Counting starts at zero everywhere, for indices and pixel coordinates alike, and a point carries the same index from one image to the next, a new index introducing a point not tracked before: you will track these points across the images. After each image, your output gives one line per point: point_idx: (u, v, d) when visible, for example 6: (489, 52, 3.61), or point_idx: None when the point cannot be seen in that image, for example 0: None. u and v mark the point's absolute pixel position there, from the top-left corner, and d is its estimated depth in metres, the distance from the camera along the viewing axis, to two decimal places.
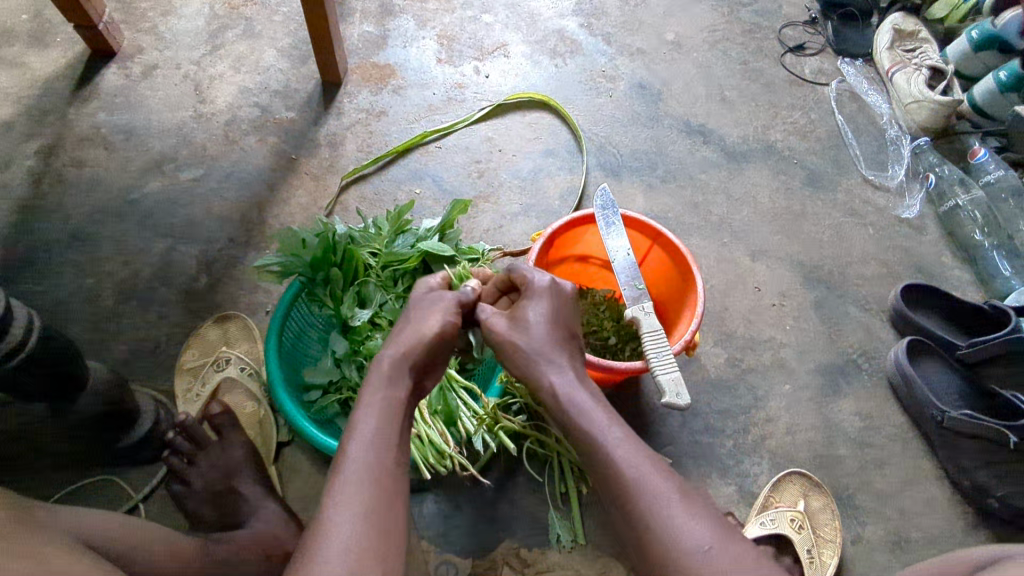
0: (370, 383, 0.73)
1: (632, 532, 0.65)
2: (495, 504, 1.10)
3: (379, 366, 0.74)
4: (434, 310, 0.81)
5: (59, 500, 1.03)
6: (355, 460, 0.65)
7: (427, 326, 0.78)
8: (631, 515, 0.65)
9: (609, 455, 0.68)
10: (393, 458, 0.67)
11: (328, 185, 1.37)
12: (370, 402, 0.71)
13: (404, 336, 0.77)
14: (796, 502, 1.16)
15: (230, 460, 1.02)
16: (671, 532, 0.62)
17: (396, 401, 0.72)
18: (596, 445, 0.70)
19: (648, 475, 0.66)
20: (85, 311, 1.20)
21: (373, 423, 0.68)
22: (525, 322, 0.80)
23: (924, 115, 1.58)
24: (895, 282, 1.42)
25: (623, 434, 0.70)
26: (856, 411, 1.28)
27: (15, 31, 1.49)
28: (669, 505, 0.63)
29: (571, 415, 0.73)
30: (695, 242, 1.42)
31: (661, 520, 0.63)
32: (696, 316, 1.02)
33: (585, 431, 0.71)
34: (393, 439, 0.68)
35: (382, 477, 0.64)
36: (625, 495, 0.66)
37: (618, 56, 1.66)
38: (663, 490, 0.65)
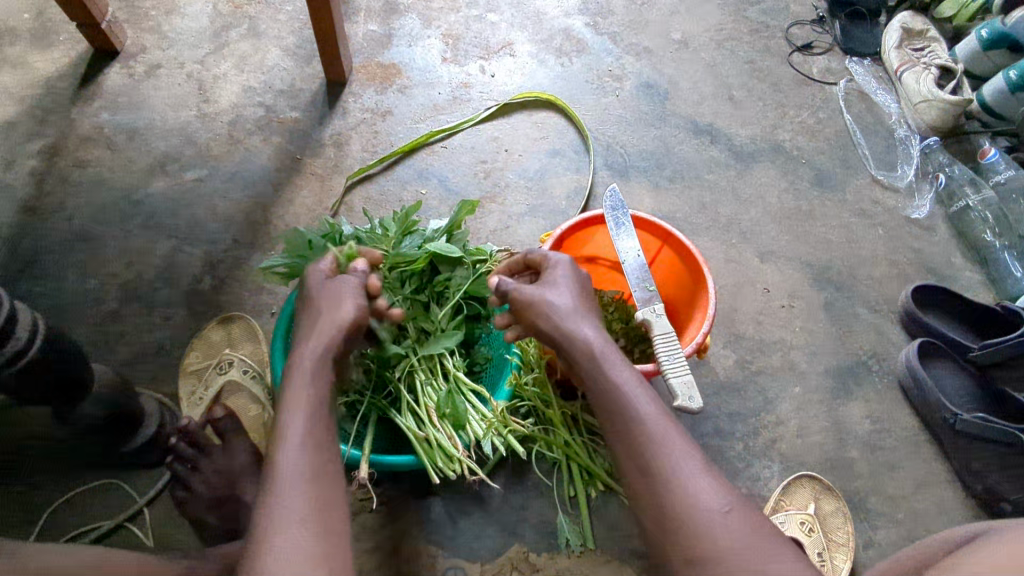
0: (293, 379, 0.72)
1: (647, 489, 0.68)
2: (502, 508, 1.09)
3: (300, 363, 0.73)
4: (346, 300, 0.81)
5: (64, 504, 1.02)
6: (289, 463, 0.64)
7: (343, 316, 0.79)
8: (651, 474, 0.68)
9: (633, 413, 0.72)
10: (326, 454, 0.67)
11: (333, 185, 1.36)
12: (297, 398, 0.70)
13: (321, 329, 0.77)
14: (807, 504, 1.15)
15: (236, 464, 1.01)
16: (690, 493, 0.66)
17: (324, 393, 0.72)
18: (618, 401, 0.74)
19: (669, 434, 0.70)
20: (88, 313, 1.19)
21: (303, 423, 0.68)
22: (554, 285, 0.86)
23: (933, 115, 1.57)
24: (905, 283, 1.41)
25: (646, 394, 0.74)
26: (866, 414, 1.27)
27: (17, 30, 1.48)
28: (688, 467, 0.68)
29: (592, 373, 0.77)
30: (703, 242, 1.41)
31: (679, 479, 0.67)
32: (708, 318, 1.01)
33: (608, 389, 0.75)
34: (324, 436, 0.69)
35: (322, 475, 0.65)
36: (644, 452, 0.70)
37: (625, 55, 1.65)
38: (683, 451, 0.69)
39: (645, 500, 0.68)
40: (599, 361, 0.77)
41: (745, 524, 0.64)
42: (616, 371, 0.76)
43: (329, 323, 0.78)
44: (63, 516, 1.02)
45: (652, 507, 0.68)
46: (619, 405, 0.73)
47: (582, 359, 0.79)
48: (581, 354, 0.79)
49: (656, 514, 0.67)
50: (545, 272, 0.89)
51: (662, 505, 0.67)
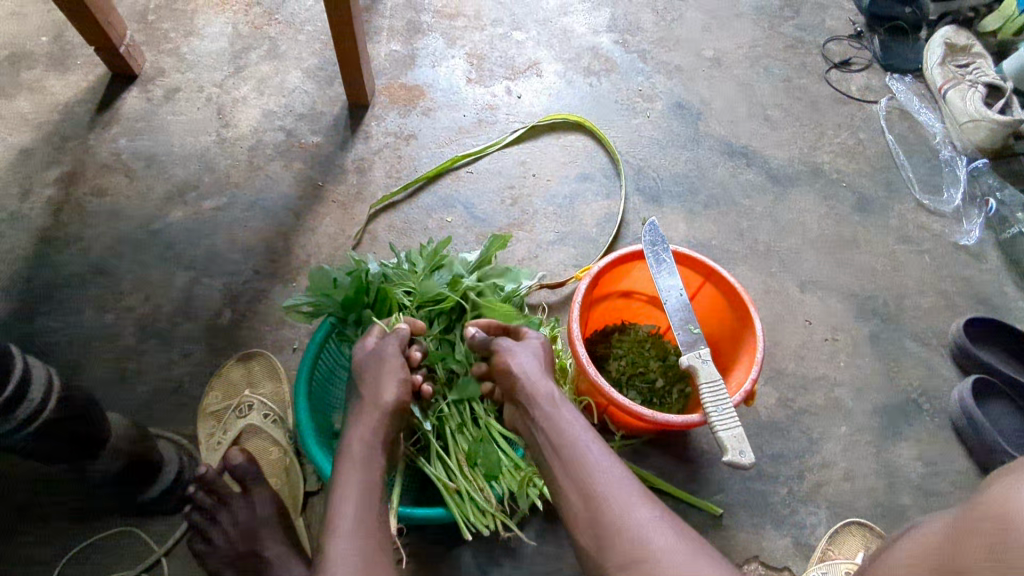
0: (343, 470, 0.72)
1: (587, 514, 0.71)
2: (535, 559, 1.04)
3: (349, 454, 0.74)
4: (394, 379, 0.81)
5: (76, 556, 0.97)
6: (345, 552, 0.64)
7: (386, 400, 0.80)
8: (587, 495, 0.71)
9: (573, 444, 0.76)
10: (377, 543, 0.67)
11: (356, 214, 1.31)
12: (347, 483, 0.71)
13: (370, 419, 0.78)
14: (856, 553, 1.09)
15: (256, 516, 0.96)
16: (626, 510, 0.69)
17: (374, 478, 0.72)
18: (558, 433, 0.78)
19: (606, 460, 0.74)
20: (104, 350, 1.15)
21: (354, 508, 0.68)
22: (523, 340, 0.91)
23: (981, 135, 1.49)
24: (955, 315, 1.34)
25: (583, 425, 0.79)
26: (918, 455, 1.20)
27: (34, 54, 1.45)
28: (619, 484, 0.71)
29: (536, 410, 0.81)
30: (740, 271, 1.35)
31: (614, 497, 0.70)
32: (756, 363, 0.95)
33: (549, 424, 0.79)
34: (373, 521, 0.68)
35: (376, 564, 0.65)
36: (581, 476, 0.73)
37: (655, 74, 1.59)
38: (615, 473, 0.73)
39: (585, 526, 0.71)
40: (545, 398, 0.82)
41: (678, 535, 0.67)
42: (560, 406, 0.81)
43: (375, 410, 0.79)
44: (75, 568, 0.97)
45: (591, 531, 0.70)
46: (559, 437, 0.77)
47: (529, 397, 0.83)
48: (527, 392, 0.83)
49: (597, 536, 0.69)
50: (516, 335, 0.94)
51: (601, 524, 0.69)
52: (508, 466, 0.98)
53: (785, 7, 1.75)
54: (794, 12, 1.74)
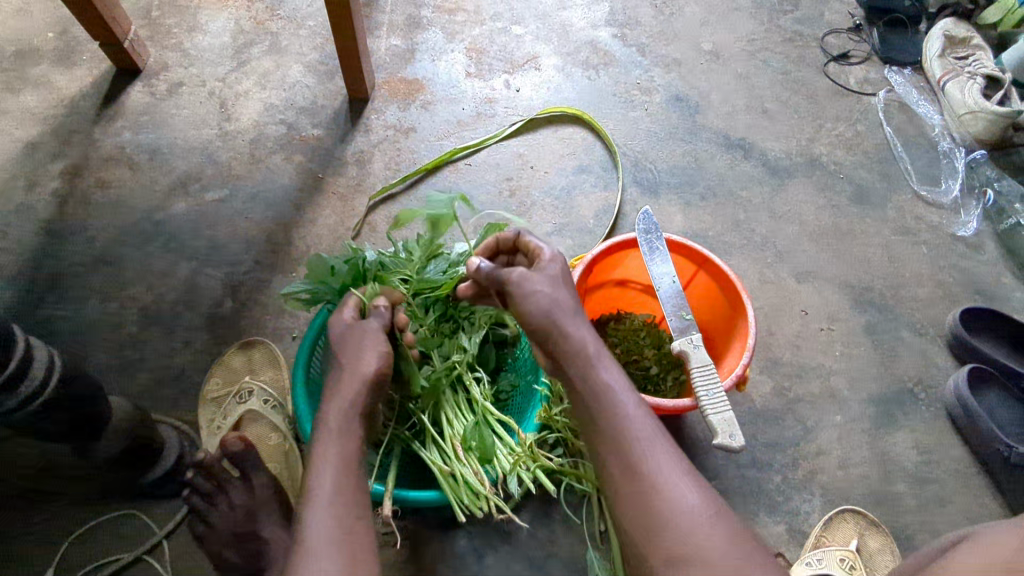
0: (320, 439, 0.72)
1: (632, 492, 0.69)
2: (529, 544, 1.05)
3: (327, 422, 0.74)
4: (371, 349, 0.80)
5: (78, 539, 0.99)
6: (321, 522, 0.64)
7: (366, 369, 0.78)
8: (635, 474, 0.70)
9: (620, 418, 0.73)
10: (356, 512, 0.66)
11: (355, 205, 1.33)
12: (324, 454, 0.70)
13: (347, 384, 0.77)
14: (849, 540, 1.09)
15: (255, 499, 0.98)
16: (674, 498, 0.67)
17: (351, 448, 0.72)
18: (605, 401, 0.75)
19: (654, 438, 0.72)
20: (107, 338, 1.17)
21: (331, 478, 0.68)
22: (545, 279, 0.83)
23: (979, 127, 1.49)
24: (952, 305, 1.34)
25: (631, 394, 0.76)
26: (913, 444, 1.20)
27: (41, 50, 1.47)
28: (669, 470, 0.69)
29: (579, 370, 0.78)
30: (737, 262, 1.36)
31: (663, 482, 0.68)
32: (748, 349, 0.96)
33: (595, 388, 0.76)
34: (352, 490, 0.68)
35: (354, 533, 0.64)
36: (629, 454, 0.71)
37: (654, 67, 1.60)
38: (666, 456, 0.71)
39: (627, 505, 0.70)
40: (591, 359, 0.78)
41: (726, 531, 0.65)
42: (606, 371, 0.77)
43: (351, 377, 0.77)
44: (77, 550, 0.99)
45: (635, 511, 0.69)
46: (605, 406, 0.74)
47: (571, 355, 0.78)
48: (571, 351, 0.78)
49: (642, 517, 0.68)
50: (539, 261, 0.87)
51: (648, 506, 0.68)
52: (502, 450, 0.99)
53: (784, 1, 1.75)
54: (793, 5, 1.74)
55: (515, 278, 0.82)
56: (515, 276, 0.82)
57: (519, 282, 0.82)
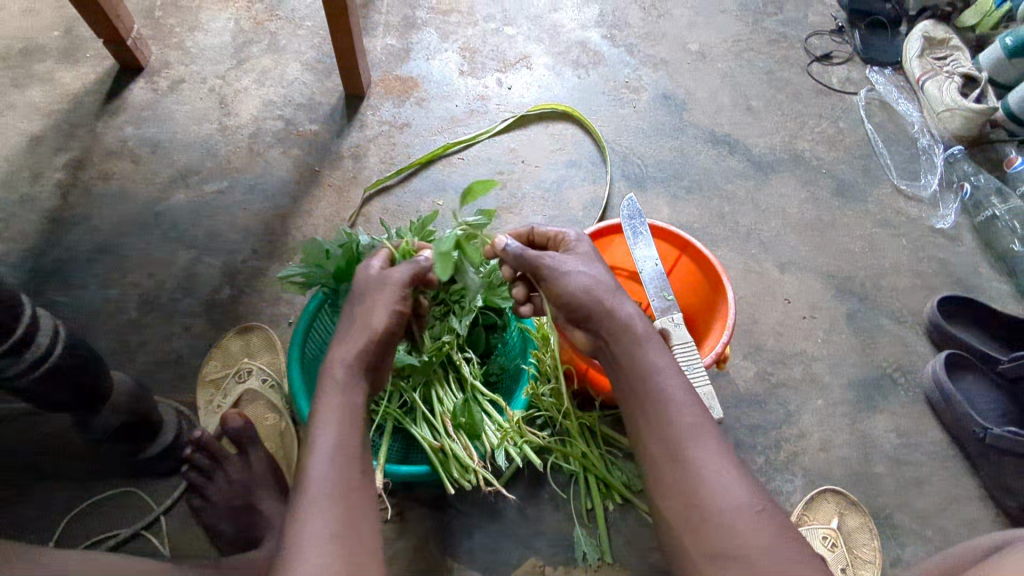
0: (325, 391, 0.73)
1: (677, 477, 0.69)
2: (518, 523, 1.08)
3: (332, 373, 0.74)
4: (381, 305, 0.80)
5: (78, 515, 1.02)
6: (321, 475, 0.66)
7: (374, 324, 0.78)
8: (681, 461, 0.69)
9: (669, 403, 0.73)
10: (358, 466, 0.69)
11: (350, 197, 1.37)
12: (329, 406, 0.71)
13: (355, 337, 0.77)
14: (830, 519, 1.12)
15: (251, 475, 1.01)
16: (718, 489, 0.67)
17: (355, 405, 0.73)
18: (650, 384, 0.74)
19: (699, 424, 0.71)
20: (109, 323, 1.20)
21: (334, 435, 0.69)
22: (580, 260, 0.84)
23: (957, 124, 1.54)
24: (930, 294, 1.38)
25: (677, 378, 0.75)
26: (892, 427, 1.23)
27: (46, 48, 1.52)
28: (715, 461, 0.69)
29: (626, 350, 0.77)
30: (721, 252, 1.39)
31: (708, 472, 0.68)
32: (727, 328, 1.00)
33: (641, 368, 0.76)
34: (353, 444, 0.70)
35: (354, 487, 0.67)
36: (676, 439, 0.70)
37: (642, 67, 1.65)
38: (712, 446, 0.70)
39: (672, 489, 0.69)
40: (639, 338, 0.77)
41: (772, 526, 0.64)
42: (651, 352, 0.77)
43: (361, 329, 0.77)
44: (77, 526, 1.02)
45: (680, 496, 0.68)
46: (652, 388, 0.74)
47: (618, 334, 0.78)
48: (619, 331, 0.78)
49: (686, 503, 0.68)
50: (564, 246, 0.89)
51: (692, 493, 0.67)
52: (490, 426, 1.02)
53: (768, 3, 1.81)
54: (777, 9, 1.80)
55: (549, 262, 0.82)
56: (548, 261, 0.82)
57: (555, 265, 0.82)
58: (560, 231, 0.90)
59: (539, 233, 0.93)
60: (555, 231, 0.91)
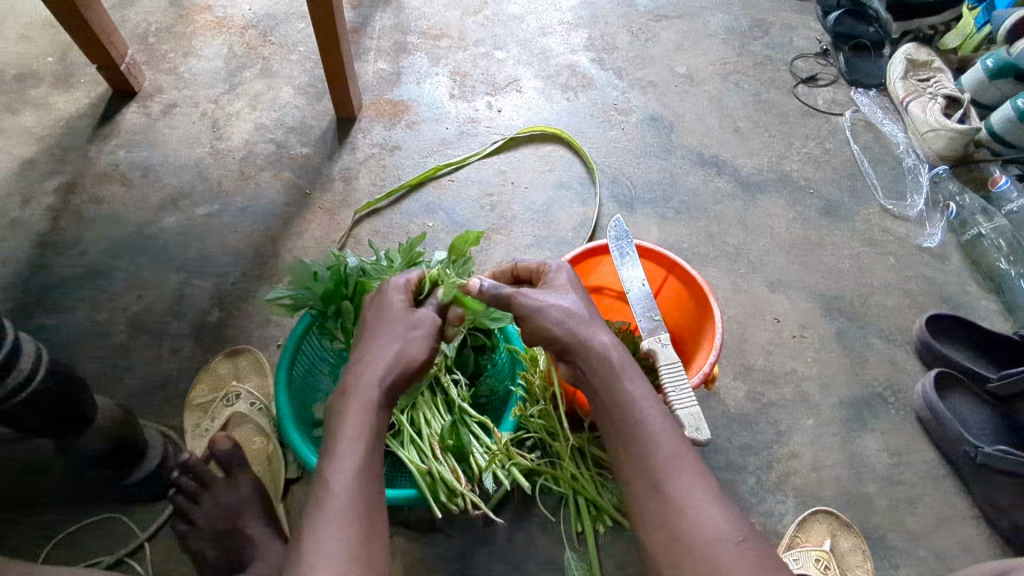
0: (350, 407, 0.71)
1: (658, 511, 0.68)
2: (508, 546, 1.06)
3: (364, 389, 0.72)
4: (422, 335, 0.79)
5: (61, 541, 1.01)
6: (342, 495, 0.65)
7: (414, 351, 0.77)
8: (662, 494, 0.69)
9: (650, 434, 0.72)
10: (377, 488, 0.68)
11: (340, 219, 1.37)
12: (355, 423, 0.70)
13: (388, 352, 0.76)
14: (823, 540, 1.10)
15: (238, 500, 1.00)
16: (700, 520, 0.66)
17: (382, 424, 0.72)
18: (630, 415, 0.74)
19: (680, 456, 0.71)
20: (96, 346, 1.20)
21: (359, 453, 0.68)
22: (553, 294, 0.84)
23: (941, 144, 1.57)
24: (919, 313, 1.39)
25: (657, 409, 0.75)
26: (883, 447, 1.23)
27: (40, 73, 1.53)
28: (698, 493, 0.68)
29: (604, 381, 0.77)
30: (711, 272, 1.40)
31: (690, 505, 0.67)
32: (714, 348, 1.00)
33: (619, 401, 0.75)
34: (374, 465, 0.69)
35: (373, 510, 0.66)
36: (657, 472, 0.70)
37: (630, 90, 1.67)
38: (694, 478, 0.69)
39: (656, 523, 0.68)
40: (617, 370, 0.77)
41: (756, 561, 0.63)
42: (631, 383, 0.76)
43: (396, 351, 0.76)
44: (60, 553, 1.01)
45: (663, 529, 0.67)
46: (631, 421, 0.74)
47: (596, 365, 0.78)
48: (596, 362, 0.78)
49: (669, 536, 0.67)
50: (545, 276, 0.89)
51: (674, 526, 0.66)
52: (479, 448, 1.02)
53: (754, 28, 1.84)
54: (763, 33, 1.83)
55: (522, 300, 0.83)
56: (522, 296, 0.83)
57: (531, 302, 0.82)
58: (541, 263, 0.91)
59: (523, 267, 0.93)
60: (538, 262, 0.92)
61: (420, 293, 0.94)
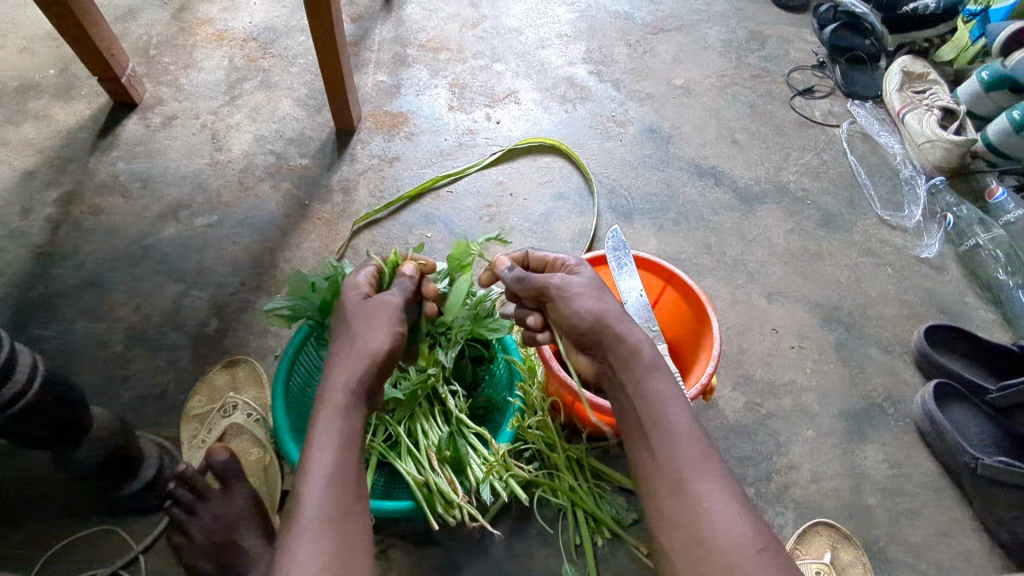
0: (320, 416, 0.72)
1: (681, 511, 0.69)
2: (506, 558, 1.06)
3: (331, 396, 0.74)
4: (383, 330, 0.80)
5: (54, 555, 1.00)
6: (315, 503, 0.65)
7: (374, 348, 0.78)
8: (685, 494, 0.69)
9: (678, 436, 0.73)
10: (353, 494, 0.68)
11: (339, 230, 1.38)
12: (324, 432, 0.71)
13: (349, 356, 0.77)
14: (823, 552, 1.09)
15: (234, 511, 0.99)
16: (720, 523, 0.66)
17: (353, 427, 0.73)
18: (657, 413, 0.75)
19: (705, 457, 0.71)
20: (93, 357, 1.20)
21: (331, 457, 0.69)
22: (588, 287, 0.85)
23: (937, 155, 1.58)
24: (917, 324, 1.38)
25: (683, 409, 0.75)
26: (883, 458, 1.22)
27: (42, 85, 1.54)
28: (718, 495, 0.68)
29: (634, 377, 0.78)
30: (709, 283, 1.40)
31: (711, 508, 0.67)
32: (713, 358, 0.99)
33: (649, 399, 0.76)
34: (350, 472, 0.69)
35: (349, 517, 0.66)
36: (682, 471, 0.71)
37: (628, 101, 1.68)
38: (714, 479, 0.70)
39: (678, 521, 0.69)
40: (649, 368, 0.78)
41: (772, 566, 0.63)
42: (661, 382, 0.77)
43: (357, 354, 0.77)
44: (53, 566, 1.00)
45: (684, 528, 0.68)
46: (659, 417, 0.74)
47: (628, 361, 0.79)
48: (628, 357, 0.79)
49: (688, 535, 0.67)
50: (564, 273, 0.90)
51: (696, 526, 0.67)
52: (476, 459, 1.02)
53: (751, 40, 1.86)
54: (760, 45, 1.85)
55: (556, 288, 0.85)
56: (553, 282, 0.85)
57: (561, 289, 0.84)
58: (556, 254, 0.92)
59: (536, 257, 0.93)
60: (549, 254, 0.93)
61: (381, 285, 0.94)
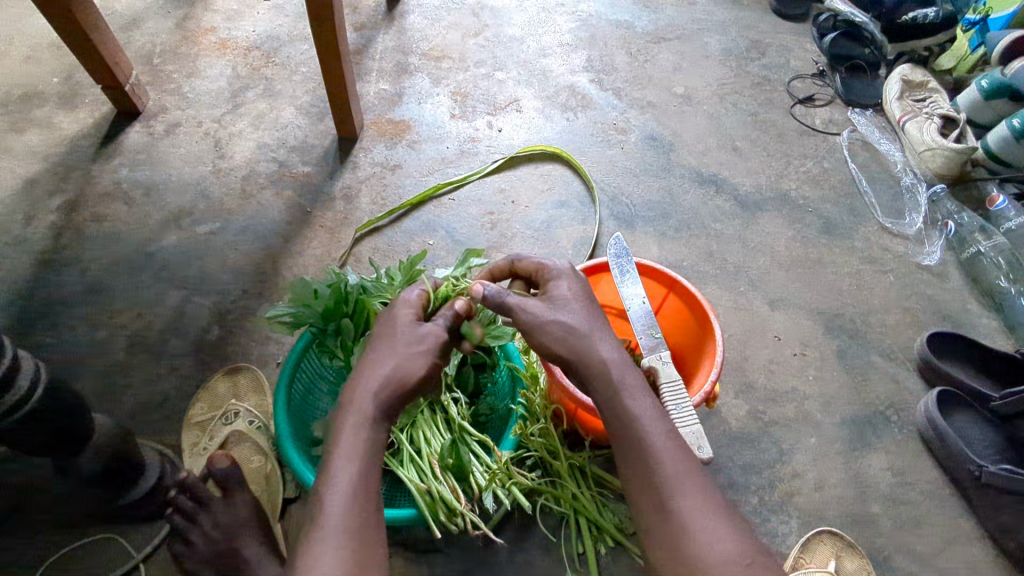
0: (344, 426, 0.71)
1: (663, 528, 0.68)
2: (508, 567, 1.05)
3: (359, 406, 0.72)
4: (420, 354, 0.78)
5: (55, 563, 1.00)
6: (334, 515, 0.65)
7: (410, 371, 0.76)
8: (667, 512, 0.68)
9: (652, 453, 0.71)
10: (373, 507, 0.68)
11: (342, 237, 1.38)
12: (347, 443, 0.70)
13: (382, 369, 0.75)
14: (827, 562, 1.08)
15: (235, 519, 0.98)
16: (704, 540, 0.66)
17: (377, 440, 0.72)
18: (633, 432, 0.73)
19: (685, 473, 0.70)
20: (95, 363, 1.19)
21: (353, 471, 0.68)
22: (560, 304, 0.82)
23: (938, 163, 1.58)
24: (919, 331, 1.38)
25: (660, 425, 0.74)
26: (886, 466, 1.22)
27: (46, 93, 1.55)
28: (703, 511, 0.68)
29: (606, 396, 0.77)
30: (711, 290, 1.40)
31: (694, 525, 0.67)
32: (715, 366, 0.99)
33: (623, 418, 0.75)
34: (370, 485, 0.69)
35: (369, 528, 0.66)
36: (661, 489, 0.70)
37: (629, 109, 1.69)
38: (696, 495, 0.69)
39: (660, 538, 0.68)
40: (617, 387, 0.76)
41: None
42: (632, 400, 0.75)
43: (389, 368, 0.76)
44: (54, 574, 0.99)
45: (669, 546, 0.67)
46: (635, 436, 0.73)
47: (596, 379, 0.77)
48: (596, 376, 0.77)
49: (671, 554, 0.67)
50: (546, 284, 0.87)
51: (679, 545, 0.66)
52: (479, 467, 1.01)
53: (751, 49, 1.87)
54: (760, 53, 1.86)
55: (527, 312, 0.82)
56: (527, 308, 0.82)
57: (533, 314, 0.81)
58: (543, 263, 0.89)
59: (526, 264, 0.91)
60: (537, 262, 0.90)
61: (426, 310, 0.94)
